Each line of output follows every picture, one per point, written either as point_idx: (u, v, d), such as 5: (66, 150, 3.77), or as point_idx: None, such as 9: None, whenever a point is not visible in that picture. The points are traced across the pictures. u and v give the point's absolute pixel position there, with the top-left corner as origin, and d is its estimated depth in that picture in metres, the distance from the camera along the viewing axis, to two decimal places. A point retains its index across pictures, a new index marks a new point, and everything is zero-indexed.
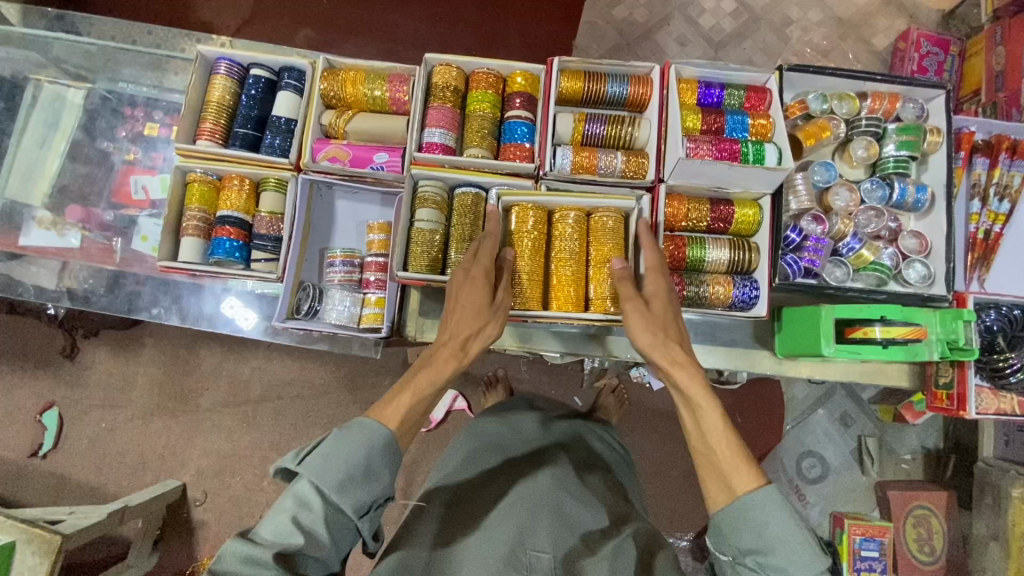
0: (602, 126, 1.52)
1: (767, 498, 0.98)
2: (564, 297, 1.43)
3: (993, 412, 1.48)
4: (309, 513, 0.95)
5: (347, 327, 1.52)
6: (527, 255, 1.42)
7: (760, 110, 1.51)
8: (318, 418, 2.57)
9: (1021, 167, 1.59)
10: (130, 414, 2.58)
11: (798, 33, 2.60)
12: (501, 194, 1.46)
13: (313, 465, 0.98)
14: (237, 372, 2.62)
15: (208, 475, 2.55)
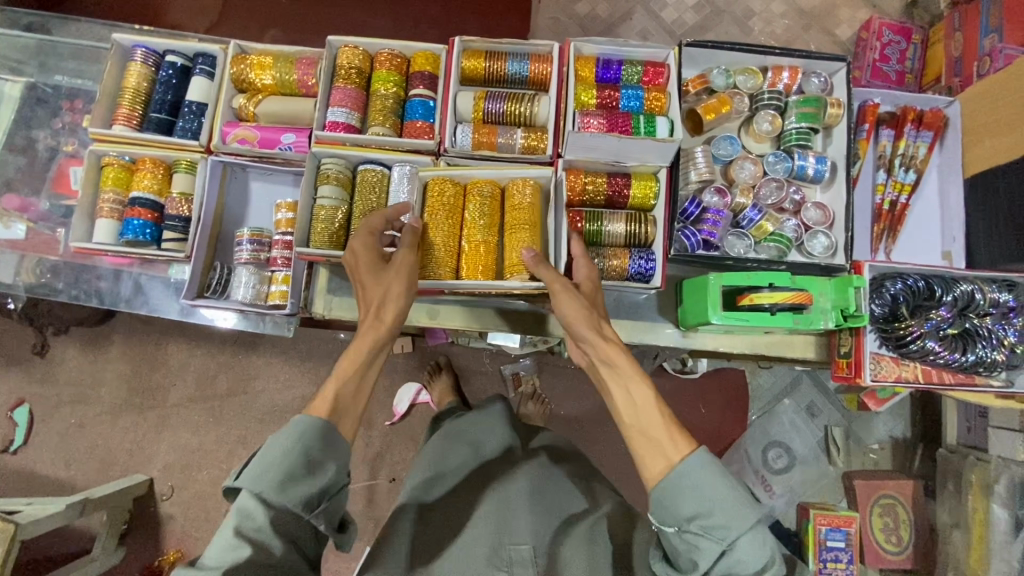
0: (501, 103, 1.53)
1: (698, 461, 0.96)
2: (480, 268, 1.41)
3: (892, 379, 1.47)
4: (253, 522, 0.92)
5: (251, 305, 1.56)
6: (440, 226, 1.41)
7: (657, 86, 1.53)
8: (283, 412, 2.59)
9: (926, 138, 1.59)
10: (99, 410, 2.60)
11: (761, 25, 2.58)
12: (418, 169, 1.45)
13: (249, 476, 0.94)
14: (204, 367, 2.63)
15: (174, 469, 2.56)
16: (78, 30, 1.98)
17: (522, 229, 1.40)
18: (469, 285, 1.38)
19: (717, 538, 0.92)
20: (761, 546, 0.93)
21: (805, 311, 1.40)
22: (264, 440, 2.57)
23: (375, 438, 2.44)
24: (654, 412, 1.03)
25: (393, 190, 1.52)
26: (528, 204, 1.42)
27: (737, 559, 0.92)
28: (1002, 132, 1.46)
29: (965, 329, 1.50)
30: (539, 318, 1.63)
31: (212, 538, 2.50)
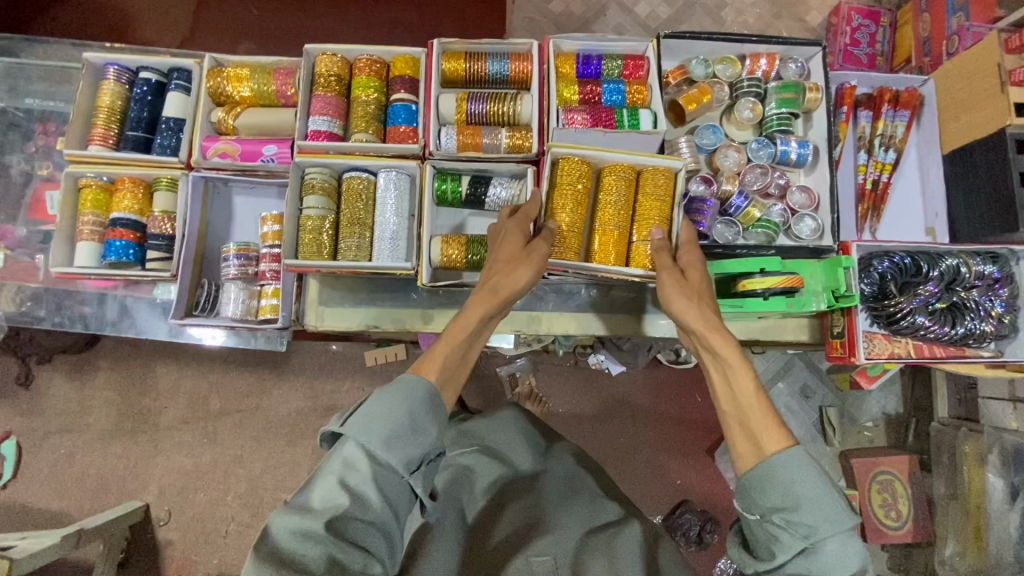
0: (483, 104, 1.53)
1: (797, 457, 0.93)
2: (608, 254, 1.41)
3: (886, 356, 1.48)
4: (356, 473, 0.88)
5: (242, 321, 1.53)
6: (568, 207, 1.39)
7: (639, 78, 1.54)
8: (280, 428, 2.56)
9: (903, 117, 1.61)
10: (89, 437, 2.54)
11: (733, 15, 2.60)
12: (551, 145, 1.39)
13: (355, 427, 0.91)
14: (196, 387, 2.59)
15: (171, 493, 2.51)
16: (47, 51, 1.94)
17: (657, 212, 1.40)
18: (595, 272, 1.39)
19: (800, 534, 0.88)
20: (851, 550, 0.88)
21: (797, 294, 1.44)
22: (262, 458, 2.53)
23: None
24: (752, 393, 1.04)
25: (381, 195, 1.49)
26: (662, 193, 1.40)
27: (820, 560, 0.87)
28: (980, 105, 1.48)
29: (954, 303, 1.52)
30: (532, 315, 1.63)
31: (213, 560, 2.45)
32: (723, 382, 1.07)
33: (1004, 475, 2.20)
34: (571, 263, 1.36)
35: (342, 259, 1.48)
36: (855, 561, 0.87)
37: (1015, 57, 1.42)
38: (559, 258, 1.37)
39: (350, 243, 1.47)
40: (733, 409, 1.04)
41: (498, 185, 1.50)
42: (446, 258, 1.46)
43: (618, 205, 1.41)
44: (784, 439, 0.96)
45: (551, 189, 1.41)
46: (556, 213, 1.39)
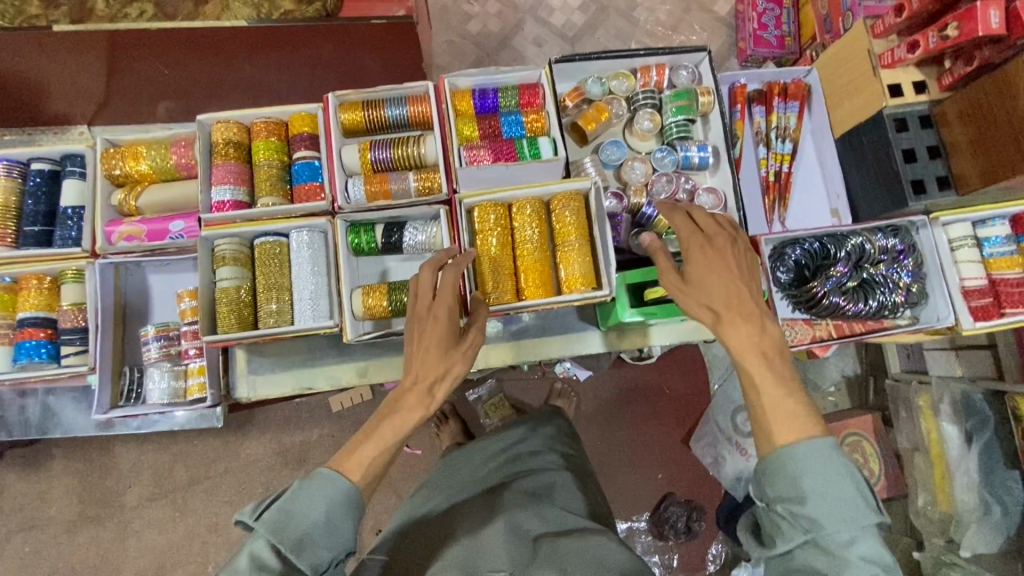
0: (387, 151, 1.53)
1: (815, 445, 0.94)
2: (537, 285, 1.39)
3: (807, 341, 1.54)
4: (266, 574, 0.90)
5: (172, 404, 1.48)
6: (493, 250, 1.39)
7: (536, 104, 1.57)
8: (253, 488, 2.48)
9: (794, 108, 1.68)
10: (52, 531, 2.42)
11: (646, 13, 2.67)
12: (462, 197, 1.42)
13: (269, 523, 0.93)
14: (159, 459, 2.50)
15: (148, 574, 2.41)
16: None
17: (573, 235, 1.40)
18: (527, 305, 1.37)
19: (802, 526, 0.91)
20: (861, 551, 0.88)
21: None
22: (239, 523, 2.46)
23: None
24: (778, 365, 1.02)
25: (296, 255, 1.46)
26: (574, 218, 1.40)
27: (823, 553, 0.88)
28: (859, 89, 1.55)
29: (863, 279, 1.59)
30: None
31: None
32: (745, 353, 1.04)
33: (957, 422, 2.27)
34: (507, 305, 1.37)
35: (264, 326, 1.46)
36: (868, 567, 0.86)
37: (883, 41, 1.48)
38: (496, 303, 1.37)
39: (269, 309, 1.45)
40: (755, 384, 1.01)
41: (412, 230, 1.49)
42: (368, 307, 1.45)
43: (535, 234, 1.40)
44: (807, 432, 0.96)
45: (475, 237, 1.42)
46: (482, 257, 1.39)
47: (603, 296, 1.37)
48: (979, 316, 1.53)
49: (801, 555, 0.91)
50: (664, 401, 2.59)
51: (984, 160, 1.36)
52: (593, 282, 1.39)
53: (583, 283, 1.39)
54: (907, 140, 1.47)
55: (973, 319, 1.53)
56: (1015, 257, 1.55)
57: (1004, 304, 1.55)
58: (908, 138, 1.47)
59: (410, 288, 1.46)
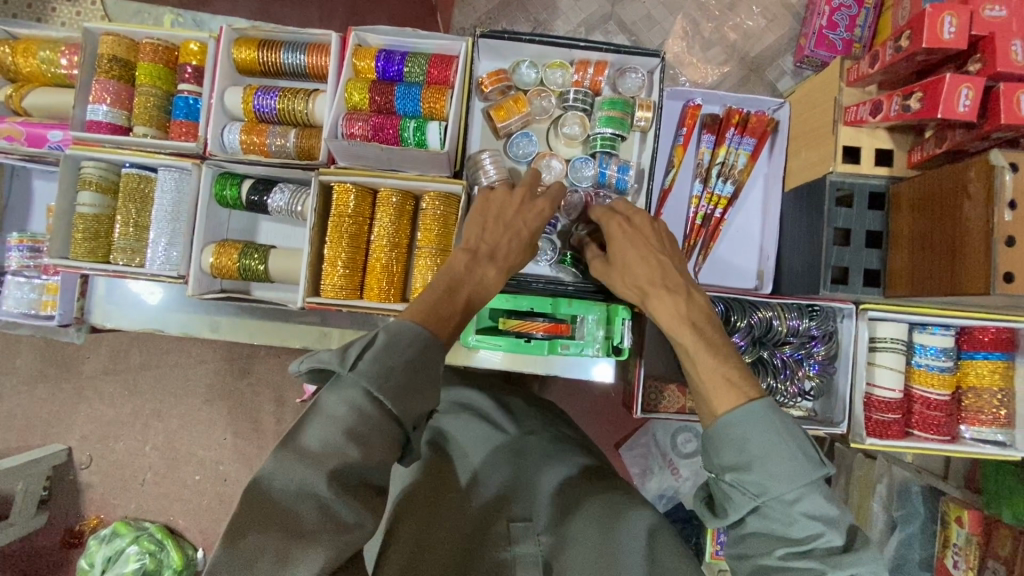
0: (273, 100, 1.40)
1: (758, 411, 0.87)
2: (377, 287, 1.29)
3: (674, 410, 1.38)
4: (370, 422, 0.76)
5: (24, 315, 1.49)
6: (342, 241, 1.28)
7: (444, 81, 1.38)
8: (196, 386, 2.25)
9: (747, 145, 1.44)
10: (14, 381, 2.28)
11: None
12: (318, 171, 1.29)
13: (369, 369, 0.78)
14: (118, 338, 2.27)
15: (92, 439, 2.27)
16: None
17: (429, 244, 1.29)
18: (362, 306, 1.27)
19: (750, 493, 0.84)
20: (804, 507, 0.82)
21: (562, 340, 1.31)
22: (180, 415, 2.25)
23: (287, 414, 2.25)
24: (706, 330, 0.99)
25: (156, 195, 1.40)
26: (436, 225, 1.29)
27: (771, 517, 0.83)
28: (815, 143, 1.30)
29: (760, 358, 1.40)
30: (324, 330, 1.49)
31: (133, 504, 2.25)
32: (673, 326, 1.01)
33: (885, 507, 1.86)
34: (342, 302, 1.28)
35: (116, 261, 1.41)
36: (815, 522, 0.81)
37: (856, 90, 1.22)
38: (332, 296, 1.28)
39: (121, 245, 1.40)
40: (690, 357, 0.97)
41: (278, 192, 1.40)
42: (216, 265, 1.39)
43: (393, 232, 1.30)
44: (745, 395, 0.90)
45: (329, 220, 1.30)
46: (330, 244, 1.29)
47: None
48: (872, 431, 1.35)
49: (756, 524, 0.85)
50: (601, 411, 2.02)
51: (917, 264, 1.14)
52: None
53: None
54: (844, 218, 1.24)
55: (864, 433, 1.35)
56: (944, 375, 1.36)
57: (914, 425, 1.38)
58: (846, 215, 1.24)
59: (263, 255, 1.40)
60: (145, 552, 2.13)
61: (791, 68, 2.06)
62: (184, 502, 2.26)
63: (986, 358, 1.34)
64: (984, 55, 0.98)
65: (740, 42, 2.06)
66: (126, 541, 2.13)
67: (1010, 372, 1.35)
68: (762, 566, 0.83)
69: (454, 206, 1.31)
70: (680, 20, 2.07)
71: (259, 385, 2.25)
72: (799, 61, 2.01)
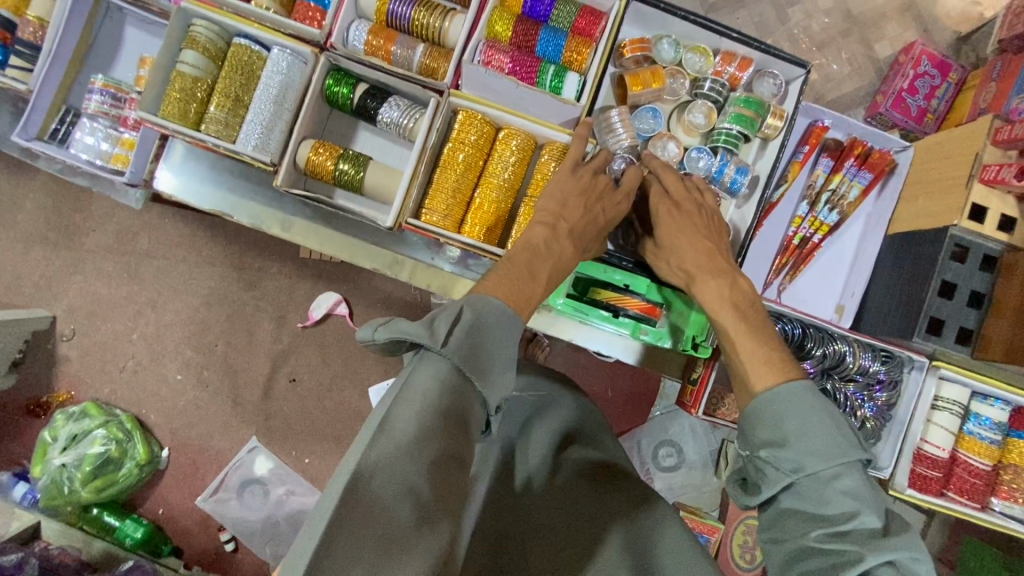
0: (408, 7, 1.32)
1: (798, 389, 0.88)
2: (478, 226, 1.25)
3: (730, 418, 1.43)
4: (457, 407, 0.74)
5: (91, 164, 1.42)
6: (456, 169, 1.24)
7: (588, 34, 1.32)
8: (201, 286, 2.17)
9: (864, 179, 1.42)
10: (10, 236, 2.16)
11: (800, 16, 2.09)
12: (450, 93, 1.26)
13: (458, 346, 0.76)
14: (129, 219, 2.17)
15: (79, 314, 2.17)
16: None
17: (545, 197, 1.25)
18: (460, 241, 1.22)
19: (785, 469, 0.83)
20: (841, 485, 0.80)
21: (648, 324, 1.30)
22: (177, 311, 2.17)
23: (285, 336, 2.18)
24: (750, 315, 1.04)
25: (265, 72, 1.32)
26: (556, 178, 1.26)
27: (805, 496, 0.81)
28: (940, 194, 1.29)
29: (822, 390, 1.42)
30: (398, 256, 1.45)
31: (106, 390, 2.16)
32: (717, 310, 1.06)
33: None
34: (439, 231, 1.22)
35: (205, 131, 1.33)
36: (851, 500, 0.79)
37: (999, 150, 1.23)
38: (430, 223, 1.23)
39: (215, 116, 1.32)
40: (731, 341, 1.02)
41: (392, 105, 1.33)
42: (313, 162, 1.33)
43: (510, 173, 1.25)
44: (786, 375, 0.91)
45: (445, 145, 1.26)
46: (444, 170, 1.24)
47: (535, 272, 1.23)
48: (913, 484, 1.37)
49: (790, 502, 0.82)
50: (597, 405, 1.97)
51: (1022, 333, 1.15)
52: None
53: None
54: (954, 272, 1.24)
55: (906, 483, 1.38)
56: (991, 446, 1.39)
57: (951, 485, 1.40)
58: (956, 270, 1.24)
59: (362, 165, 1.33)
60: (111, 438, 2.03)
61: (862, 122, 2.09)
62: (158, 399, 2.17)
63: None
64: None
65: (821, 83, 2.08)
66: (94, 424, 2.04)
67: None
68: (797, 549, 0.80)
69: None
70: (771, 46, 2.07)
71: (263, 301, 2.18)
72: (870, 116, 2.03)
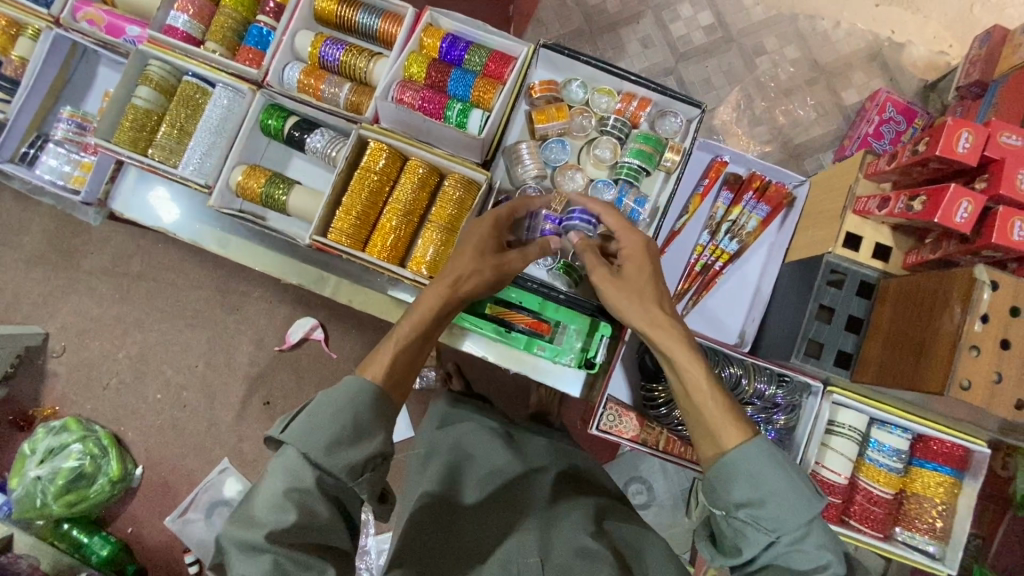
0: (338, 51, 1.48)
1: (764, 445, 0.89)
2: (380, 245, 1.39)
3: (628, 437, 1.41)
4: (304, 485, 0.84)
5: (52, 183, 1.58)
6: (363, 194, 1.39)
7: (498, 75, 1.45)
8: (185, 308, 2.28)
9: (761, 211, 1.50)
10: (15, 256, 2.29)
11: (768, 65, 2.21)
12: (360, 126, 1.41)
13: (299, 433, 0.87)
14: (125, 243, 2.30)
15: (71, 331, 2.29)
16: None
17: (441, 221, 1.39)
18: (364, 258, 1.37)
19: (766, 530, 0.86)
20: (814, 540, 0.86)
21: (541, 340, 1.40)
22: (162, 331, 2.28)
23: (261, 359, 2.26)
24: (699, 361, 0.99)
25: (207, 107, 1.48)
26: (454, 203, 1.39)
27: (785, 554, 0.86)
28: (822, 224, 1.36)
29: None
30: (324, 273, 1.60)
31: (92, 406, 2.25)
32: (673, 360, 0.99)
33: None
34: (343, 248, 1.37)
35: (152, 156, 1.48)
36: (824, 553, 0.85)
37: (873, 183, 1.29)
38: (335, 240, 1.38)
39: (160, 142, 1.47)
40: (694, 393, 0.96)
41: (318, 134, 1.48)
42: (243, 185, 1.47)
43: (410, 198, 1.40)
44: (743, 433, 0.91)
45: (356, 172, 1.41)
46: (351, 194, 1.39)
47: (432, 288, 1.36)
48: None
49: (766, 560, 0.87)
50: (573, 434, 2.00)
51: (888, 355, 1.19)
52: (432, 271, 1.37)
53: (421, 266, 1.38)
54: (831, 297, 1.29)
55: None
56: (892, 474, 1.39)
57: (852, 513, 1.40)
58: (834, 295, 1.29)
59: (287, 187, 1.47)
60: (87, 453, 2.11)
61: (829, 164, 2.16)
62: (137, 418, 2.26)
63: (936, 470, 1.38)
64: (991, 176, 1.07)
65: (788, 127, 2.18)
66: (73, 437, 2.12)
67: (955, 489, 1.38)
68: None
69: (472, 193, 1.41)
70: (738, 92, 2.19)
71: (243, 325, 2.28)
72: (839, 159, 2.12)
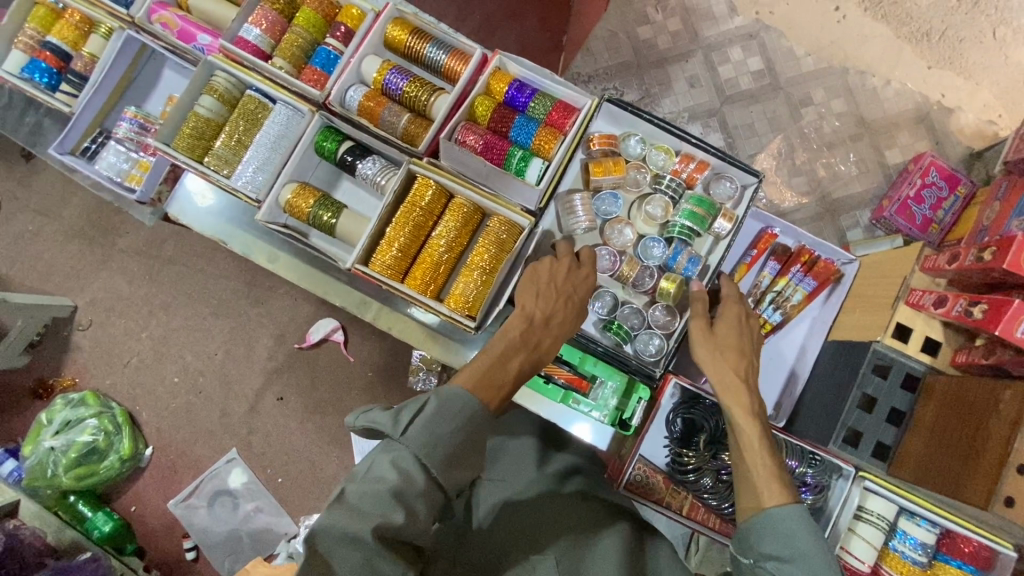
0: (403, 81, 1.50)
1: (799, 512, 0.99)
2: (419, 279, 1.41)
3: (653, 499, 1.44)
4: (411, 488, 0.86)
5: (112, 179, 1.64)
6: (407, 227, 1.41)
7: (560, 125, 1.47)
8: (213, 295, 2.31)
9: (808, 285, 1.50)
10: (55, 228, 2.33)
11: (813, 117, 2.20)
12: (409, 161, 1.42)
13: (416, 437, 0.90)
14: (160, 226, 2.33)
15: (99, 307, 2.32)
16: None
17: (482, 271, 1.39)
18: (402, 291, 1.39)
19: None
20: None
21: (580, 394, 1.53)
22: (188, 317, 2.31)
23: (281, 354, 2.29)
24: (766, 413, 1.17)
25: (267, 122, 1.51)
26: (498, 245, 1.40)
27: None
28: (870, 310, 1.40)
29: None
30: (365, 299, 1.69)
31: (112, 380, 2.29)
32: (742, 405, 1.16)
33: None
34: (385, 280, 1.40)
35: (207, 164, 1.52)
36: None
37: (927, 277, 1.35)
38: (378, 271, 1.40)
39: (218, 152, 1.50)
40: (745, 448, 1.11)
41: (370, 162, 1.51)
42: (291, 203, 1.49)
43: (451, 237, 1.42)
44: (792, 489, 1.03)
45: (401, 205, 1.43)
46: (394, 228, 1.41)
47: (467, 327, 1.39)
48: None
49: None
50: None
51: (931, 459, 1.22)
52: (469, 311, 1.40)
53: (458, 305, 1.40)
54: (875, 387, 1.32)
55: None
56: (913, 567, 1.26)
57: None
58: (877, 385, 1.32)
59: (336, 210, 1.49)
60: (102, 429, 2.15)
61: (865, 223, 2.13)
62: (154, 398, 2.29)
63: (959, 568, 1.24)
64: None
65: (827, 181, 2.17)
66: (89, 412, 2.16)
67: None
68: None
69: (515, 236, 1.42)
70: (780, 141, 2.19)
71: (267, 318, 2.30)
72: (875, 219, 2.09)
